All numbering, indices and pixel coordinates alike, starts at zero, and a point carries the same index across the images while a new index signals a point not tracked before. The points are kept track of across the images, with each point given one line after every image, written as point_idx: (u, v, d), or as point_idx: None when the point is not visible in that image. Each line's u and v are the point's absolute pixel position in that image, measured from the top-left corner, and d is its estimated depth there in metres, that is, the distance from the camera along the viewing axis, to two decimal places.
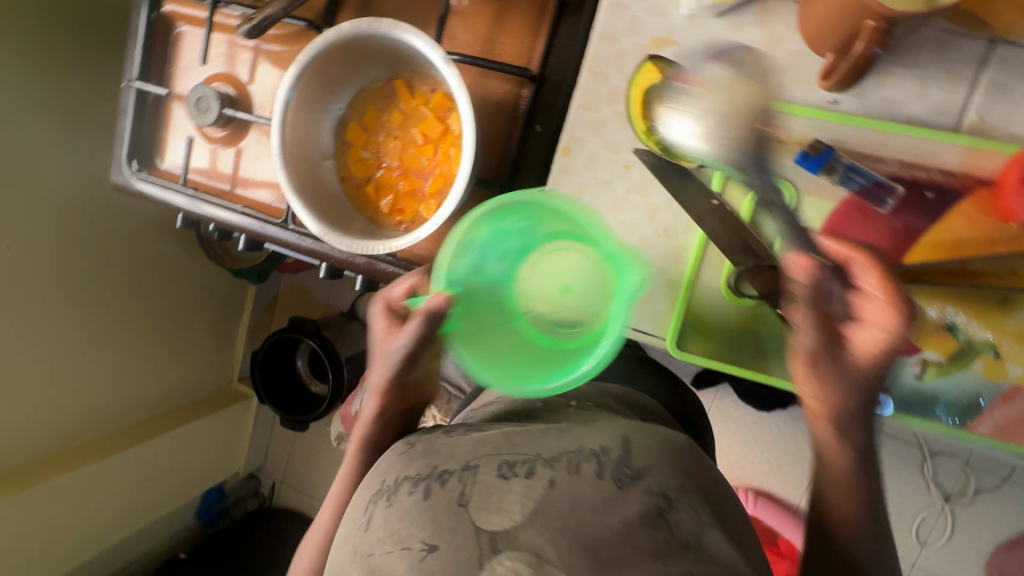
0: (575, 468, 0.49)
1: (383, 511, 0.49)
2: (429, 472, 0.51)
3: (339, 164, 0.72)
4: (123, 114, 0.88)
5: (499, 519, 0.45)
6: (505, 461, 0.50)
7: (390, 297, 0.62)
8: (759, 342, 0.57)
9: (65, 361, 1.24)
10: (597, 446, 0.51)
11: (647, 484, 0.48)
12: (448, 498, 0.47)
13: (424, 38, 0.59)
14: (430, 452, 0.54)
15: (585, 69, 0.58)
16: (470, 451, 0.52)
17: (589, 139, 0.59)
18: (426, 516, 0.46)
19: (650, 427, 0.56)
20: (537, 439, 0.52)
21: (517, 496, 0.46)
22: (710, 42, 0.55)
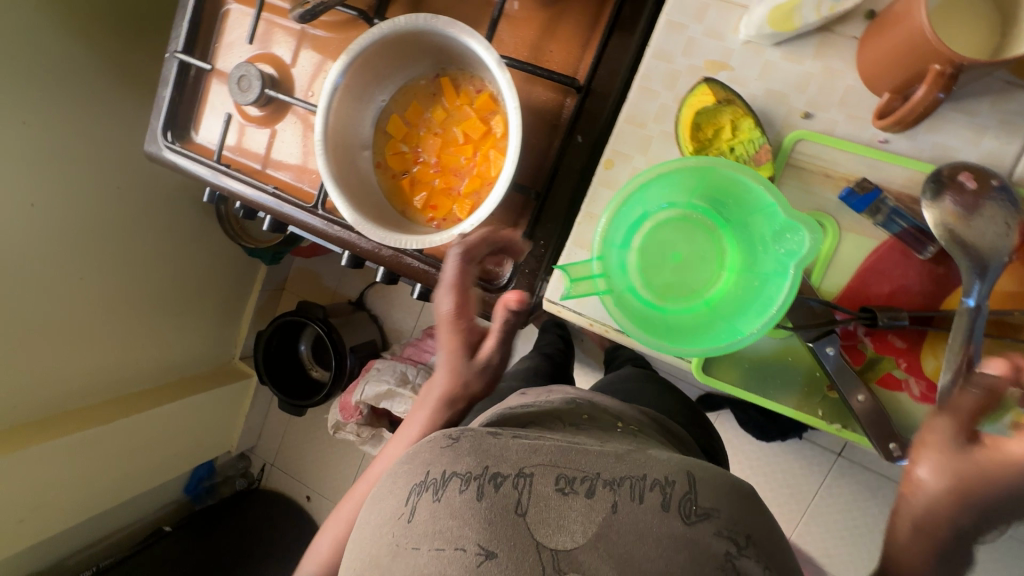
0: (640, 496, 0.50)
1: (431, 505, 0.50)
2: (481, 471, 0.51)
3: (376, 155, 0.72)
4: (163, 85, 0.88)
5: (560, 538, 0.48)
6: (565, 476, 0.51)
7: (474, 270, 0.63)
8: (787, 375, 0.56)
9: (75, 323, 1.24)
10: (664, 474, 0.52)
11: (715, 526, 0.50)
12: (503, 503, 0.49)
13: (480, 39, 0.59)
14: (480, 449, 0.54)
15: (636, 84, 0.58)
16: (526, 457, 0.52)
17: (634, 155, 0.59)
18: (482, 521, 0.48)
19: (720, 469, 0.56)
20: (598, 457, 0.53)
21: (578, 515, 0.49)
22: (764, 71, 0.55)
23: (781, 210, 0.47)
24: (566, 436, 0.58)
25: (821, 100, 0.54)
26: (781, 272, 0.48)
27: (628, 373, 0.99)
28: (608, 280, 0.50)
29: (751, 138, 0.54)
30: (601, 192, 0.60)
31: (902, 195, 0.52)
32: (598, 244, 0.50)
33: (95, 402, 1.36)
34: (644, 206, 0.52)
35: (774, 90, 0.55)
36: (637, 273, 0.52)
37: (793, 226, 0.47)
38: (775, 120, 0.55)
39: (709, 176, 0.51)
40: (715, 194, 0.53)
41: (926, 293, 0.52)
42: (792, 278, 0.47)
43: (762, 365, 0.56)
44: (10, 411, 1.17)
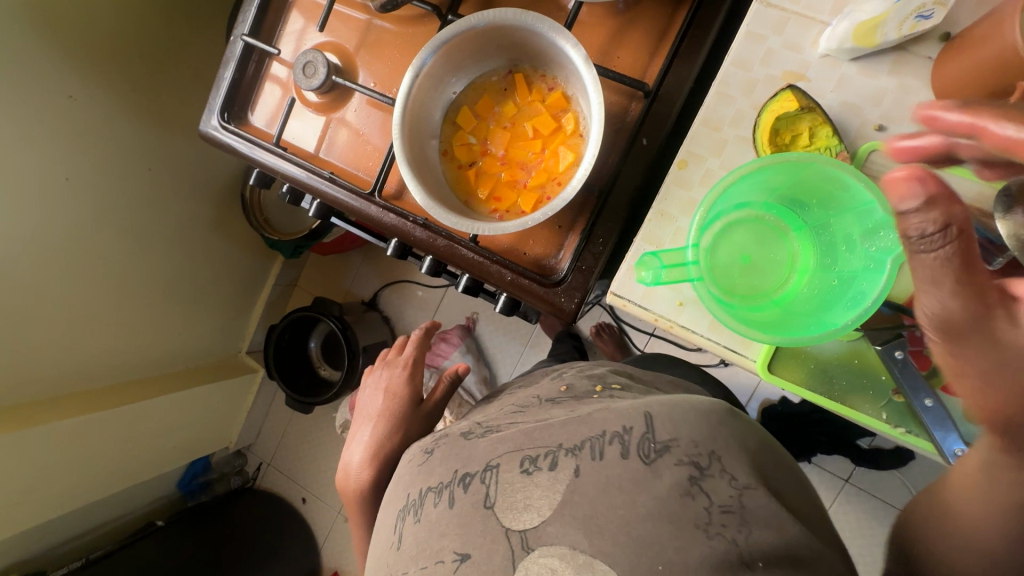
0: (600, 453, 0.55)
1: (414, 525, 0.61)
2: (453, 479, 0.61)
3: (443, 144, 0.73)
4: (224, 66, 0.89)
5: (526, 518, 0.53)
6: (528, 456, 0.58)
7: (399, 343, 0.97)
8: (854, 378, 0.57)
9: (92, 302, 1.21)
10: (621, 425, 0.56)
11: (676, 456, 0.53)
12: (474, 499, 0.57)
13: (565, 36, 0.61)
14: (453, 459, 0.64)
15: (712, 90, 0.60)
16: (490, 452, 0.61)
17: (708, 157, 0.60)
18: (456, 525, 0.56)
19: (677, 400, 0.59)
20: (559, 429, 0.59)
21: (543, 489, 0.54)
22: (842, 84, 0.57)
23: (879, 207, 0.49)
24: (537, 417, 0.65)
25: (894, 114, 0.56)
26: (874, 269, 0.50)
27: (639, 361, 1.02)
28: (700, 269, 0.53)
29: (828, 145, 0.56)
30: (673, 191, 0.62)
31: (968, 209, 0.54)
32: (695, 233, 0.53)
33: (100, 386, 1.33)
34: (732, 200, 0.54)
35: (849, 102, 0.57)
36: (722, 267, 0.55)
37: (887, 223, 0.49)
38: (849, 131, 0.57)
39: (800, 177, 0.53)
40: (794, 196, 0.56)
41: None
42: (887, 274, 0.48)
43: (829, 367, 0.57)
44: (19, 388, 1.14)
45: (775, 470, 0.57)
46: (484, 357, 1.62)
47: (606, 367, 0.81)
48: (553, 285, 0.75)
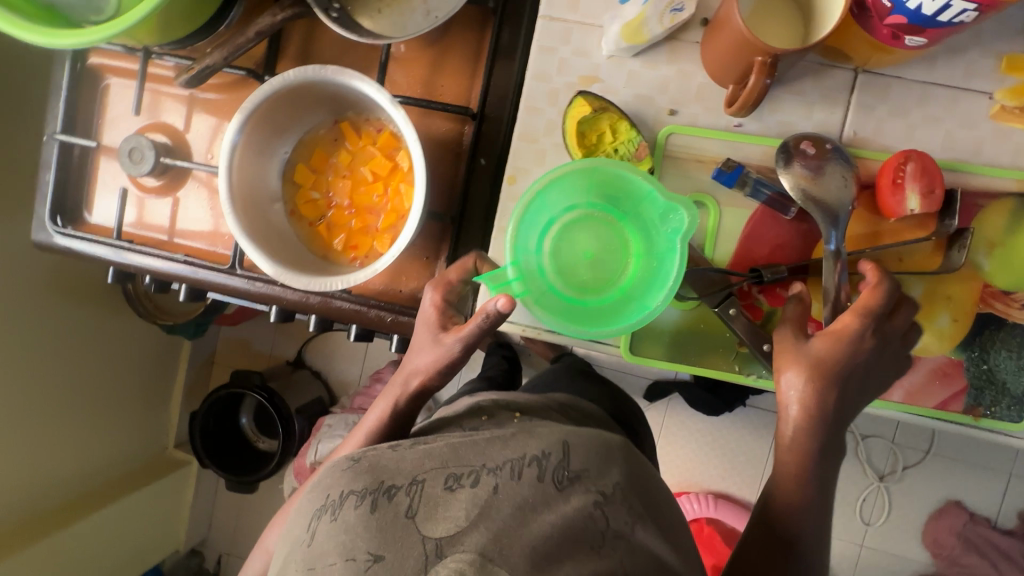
0: (519, 473, 0.56)
1: (326, 526, 0.53)
2: (376, 486, 0.55)
3: (288, 205, 0.72)
4: (43, 168, 0.84)
5: (442, 527, 0.51)
6: (453, 473, 0.56)
7: (447, 276, 0.64)
8: (703, 341, 0.62)
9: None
10: (541, 449, 0.59)
11: (583, 484, 0.57)
12: (394, 510, 0.53)
13: (370, 82, 0.62)
14: (375, 467, 0.58)
15: (522, 105, 0.63)
16: (418, 465, 0.57)
17: (532, 169, 0.63)
18: (372, 529, 0.51)
19: (592, 433, 0.64)
20: (484, 448, 0.59)
21: (463, 503, 0.53)
22: (630, 79, 0.62)
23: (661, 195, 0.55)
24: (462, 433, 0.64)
25: (682, 97, 0.61)
26: (670, 248, 0.55)
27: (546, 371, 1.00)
28: (523, 283, 0.55)
29: (629, 138, 0.60)
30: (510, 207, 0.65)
31: (761, 168, 0.60)
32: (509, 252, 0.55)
33: (7, 530, 1.14)
34: (548, 211, 0.58)
35: (641, 93, 0.62)
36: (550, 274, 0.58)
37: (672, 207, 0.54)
38: (647, 120, 0.62)
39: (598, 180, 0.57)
40: (606, 190, 0.58)
41: (799, 247, 0.60)
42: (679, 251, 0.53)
43: (680, 336, 0.62)
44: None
45: (640, 483, 0.62)
46: None
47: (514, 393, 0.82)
48: None
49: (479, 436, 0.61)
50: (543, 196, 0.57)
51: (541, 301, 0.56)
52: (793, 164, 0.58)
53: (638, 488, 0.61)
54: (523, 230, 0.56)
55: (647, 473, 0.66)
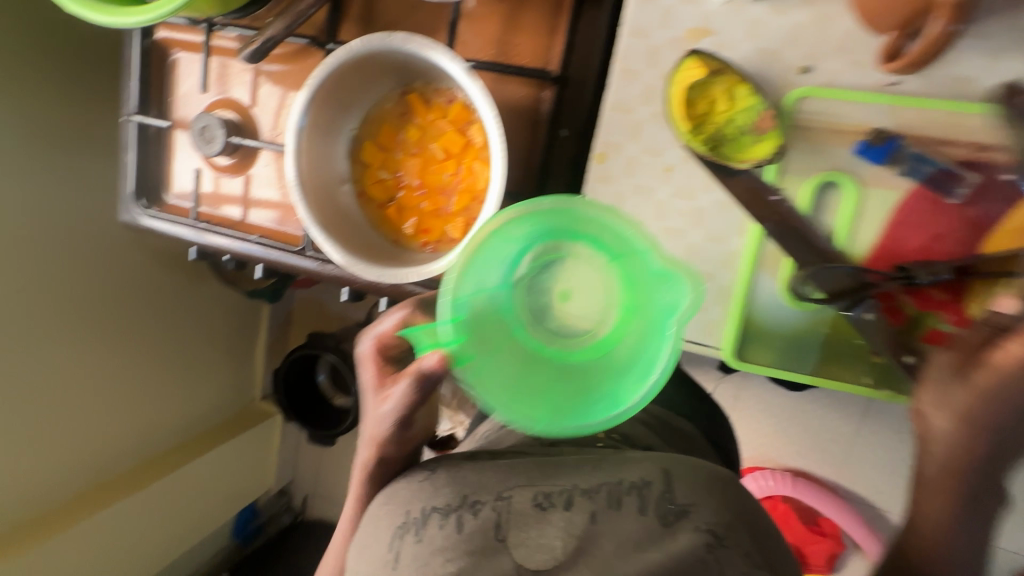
0: (617, 503, 0.52)
1: (413, 547, 0.52)
2: (460, 501, 0.54)
3: (357, 186, 0.68)
4: (124, 149, 0.85)
5: (540, 557, 0.50)
6: (543, 491, 0.54)
7: (380, 333, 0.57)
8: (826, 348, 0.54)
9: (91, 391, 1.12)
10: (639, 476, 0.54)
11: (692, 521, 0.51)
12: (483, 529, 0.52)
13: (441, 50, 0.55)
14: (456, 480, 0.56)
15: (616, 68, 0.54)
16: (503, 480, 0.55)
17: (626, 144, 0.55)
18: (462, 550, 0.50)
19: (692, 459, 0.58)
20: (575, 470, 0.56)
21: (558, 530, 0.51)
22: (752, 29, 0.50)
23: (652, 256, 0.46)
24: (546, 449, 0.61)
25: (818, 51, 0.49)
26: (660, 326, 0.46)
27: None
28: (466, 344, 0.47)
29: (749, 106, 0.50)
30: (599, 189, 0.57)
31: (920, 139, 0.48)
32: (449, 305, 0.47)
33: (126, 469, 1.23)
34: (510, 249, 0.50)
35: (765, 48, 0.50)
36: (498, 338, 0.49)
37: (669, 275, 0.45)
38: (772, 81, 0.50)
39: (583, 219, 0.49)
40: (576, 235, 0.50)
41: (961, 239, 0.49)
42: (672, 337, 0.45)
43: (798, 341, 0.54)
44: (35, 494, 1.06)
45: (758, 525, 0.54)
46: None
47: None
48: None
49: (568, 456, 0.58)
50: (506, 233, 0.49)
51: (479, 374, 0.47)
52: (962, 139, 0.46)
53: (756, 531, 0.54)
54: (468, 277, 0.48)
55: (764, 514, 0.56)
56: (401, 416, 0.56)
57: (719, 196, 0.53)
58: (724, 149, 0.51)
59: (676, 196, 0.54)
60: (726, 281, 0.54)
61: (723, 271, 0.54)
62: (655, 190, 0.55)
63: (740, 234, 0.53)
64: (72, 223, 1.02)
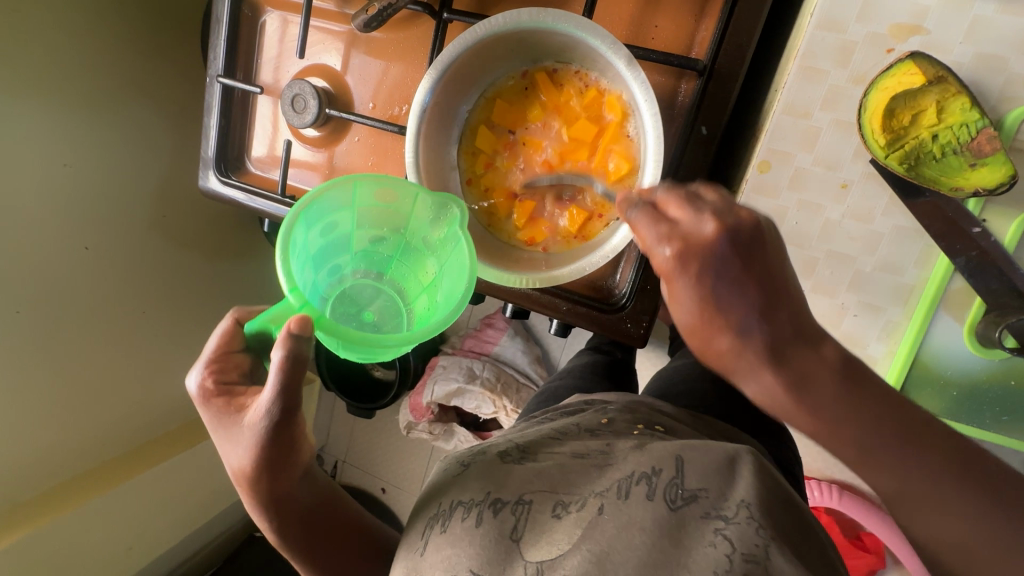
0: (625, 493, 0.46)
1: (437, 537, 0.51)
2: (484, 498, 0.51)
3: (465, 172, 0.62)
4: (207, 114, 0.80)
5: (540, 550, 0.46)
6: (561, 500, 0.49)
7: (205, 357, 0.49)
8: (1007, 401, 0.49)
9: (152, 349, 1.10)
10: (650, 465, 0.48)
11: (703, 507, 0.44)
12: (499, 528, 0.48)
13: (601, 35, 0.50)
14: (487, 475, 0.54)
15: (796, 66, 0.47)
16: (525, 483, 0.51)
17: (796, 153, 0.48)
18: (476, 545, 0.47)
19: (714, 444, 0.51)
20: (595, 475, 0.51)
21: (568, 527, 0.46)
22: (974, 29, 0.43)
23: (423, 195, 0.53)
24: (575, 447, 0.57)
25: None
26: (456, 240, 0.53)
27: (685, 365, 0.89)
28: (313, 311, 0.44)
29: (966, 122, 0.44)
30: (755, 201, 0.51)
31: None
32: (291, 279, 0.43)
33: (176, 426, 1.21)
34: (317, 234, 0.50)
35: (987, 54, 0.43)
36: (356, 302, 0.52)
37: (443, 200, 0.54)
38: (988, 92, 0.44)
39: (359, 195, 0.52)
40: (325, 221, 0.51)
41: None
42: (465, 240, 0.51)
43: (975, 390, 0.49)
44: (96, 446, 1.05)
45: (790, 520, 0.45)
46: (534, 337, 1.55)
47: (657, 403, 0.70)
48: (615, 312, 0.66)
49: (591, 459, 0.54)
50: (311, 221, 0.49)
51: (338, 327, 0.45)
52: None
53: (784, 517, 0.44)
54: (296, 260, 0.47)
55: (816, 536, 0.47)
56: (280, 416, 0.48)
57: (901, 221, 0.47)
58: (924, 169, 0.45)
59: (848, 216, 0.48)
60: (894, 317, 0.49)
61: (900, 290, 0.49)
62: (824, 208, 0.49)
63: (918, 266, 0.48)
64: (139, 178, 0.98)
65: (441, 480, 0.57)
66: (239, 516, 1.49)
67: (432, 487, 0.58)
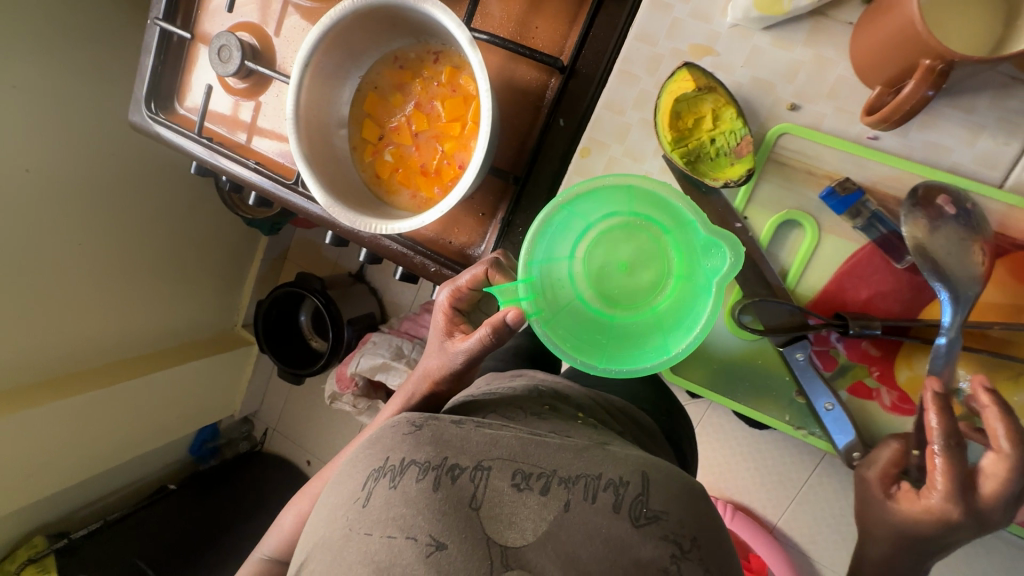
0: (592, 496, 0.48)
1: (385, 492, 0.48)
2: (439, 462, 0.49)
3: (353, 134, 0.70)
4: (145, 53, 0.86)
5: (510, 535, 0.45)
6: (522, 471, 0.49)
7: (459, 284, 0.60)
8: (756, 378, 0.60)
9: (80, 279, 1.13)
10: (618, 474, 0.50)
11: (663, 529, 0.47)
12: (457, 495, 0.47)
13: (451, 16, 0.57)
14: (440, 439, 0.51)
15: (616, 69, 0.55)
16: (485, 449, 0.50)
17: (611, 144, 0.57)
18: (434, 510, 0.46)
19: (669, 465, 0.54)
20: (556, 451, 0.51)
21: (530, 512, 0.47)
22: (752, 57, 0.52)
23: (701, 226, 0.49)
24: (528, 428, 0.56)
25: (809, 91, 0.52)
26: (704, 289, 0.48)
27: None
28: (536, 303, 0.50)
29: (733, 129, 0.52)
30: (576, 181, 0.58)
31: (882, 200, 0.52)
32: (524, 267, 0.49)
33: (98, 364, 1.24)
34: (582, 220, 0.52)
35: (760, 78, 0.52)
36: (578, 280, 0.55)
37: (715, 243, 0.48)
38: (760, 110, 0.53)
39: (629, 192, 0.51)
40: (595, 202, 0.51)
41: (904, 301, 0.53)
42: (715, 297, 0.47)
43: (731, 366, 0.60)
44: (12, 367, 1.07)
45: (715, 535, 0.50)
46: None
47: (530, 372, 0.76)
48: None
49: (550, 436, 0.53)
50: (572, 206, 0.51)
51: (547, 322, 0.50)
52: (917, 214, 0.50)
53: (710, 532, 0.50)
54: (541, 241, 0.50)
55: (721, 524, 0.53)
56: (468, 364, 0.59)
57: None
58: (701, 165, 0.54)
59: None
60: None
61: None
62: None
63: None
64: (93, 114, 1.04)
65: (390, 439, 0.52)
66: (156, 466, 1.52)
67: (378, 440, 0.53)
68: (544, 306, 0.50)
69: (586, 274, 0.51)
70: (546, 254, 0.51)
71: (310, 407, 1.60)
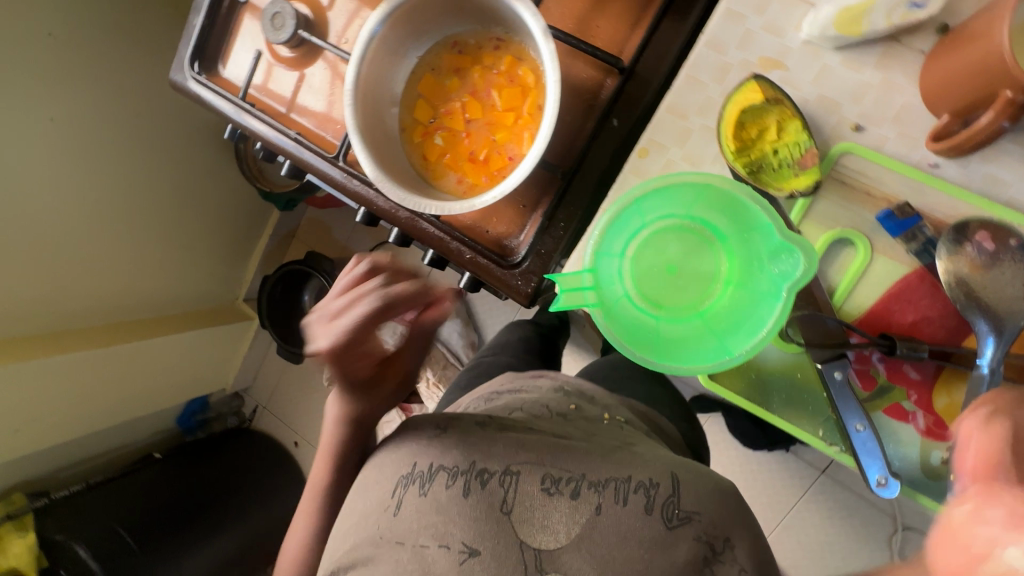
0: (623, 499, 0.49)
1: (416, 499, 0.50)
2: (468, 467, 0.51)
3: (404, 112, 0.70)
4: (193, 13, 0.85)
5: (542, 537, 0.48)
6: (550, 475, 0.50)
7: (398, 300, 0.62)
8: (790, 391, 0.62)
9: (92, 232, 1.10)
10: (648, 477, 0.50)
11: (696, 530, 0.49)
12: (487, 500, 0.49)
13: (526, 4, 0.57)
14: (466, 442, 0.53)
15: (685, 73, 0.56)
16: (512, 453, 0.52)
17: (671, 147, 0.57)
18: (466, 517, 0.49)
19: (699, 468, 0.55)
20: (584, 455, 0.52)
21: (562, 515, 0.49)
22: (821, 75, 0.53)
23: (777, 231, 0.49)
24: (555, 429, 0.57)
25: (874, 114, 0.53)
26: (773, 294, 0.49)
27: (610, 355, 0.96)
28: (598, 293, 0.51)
29: (797, 141, 0.54)
30: (632, 179, 0.59)
31: (939, 226, 0.53)
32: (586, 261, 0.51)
33: (98, 323, 1.20)
34: (642, 218, 0.52)
35: (827, 96, 0.54)
36: None
37: (789, 247, 0.48)
38: (823, 128, 0.54)
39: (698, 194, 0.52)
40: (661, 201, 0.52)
41: (946, 327, 0.56)
42: (784, 302, 0.48)
43: (768, 377, 0.62)
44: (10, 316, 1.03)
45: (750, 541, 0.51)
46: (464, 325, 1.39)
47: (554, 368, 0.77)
48: (510, 268, 0.70)
49: (577, 439, 0.54)
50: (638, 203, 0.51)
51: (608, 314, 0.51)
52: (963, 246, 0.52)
53: (746, 535, 0.51)
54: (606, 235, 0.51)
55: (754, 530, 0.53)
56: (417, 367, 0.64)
57: None
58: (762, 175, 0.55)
59: None
60: None
61: None
62: None
63: None
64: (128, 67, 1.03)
65: (415, 444, 0.54)
66: (143, 433, 1.49)
67: (403, 444, 0.56)
68: (605, 298, 0.51)
69: (642, 271, 0.52)
70: (610, 248, 0.52)
71: (306, 388, 1.59)
